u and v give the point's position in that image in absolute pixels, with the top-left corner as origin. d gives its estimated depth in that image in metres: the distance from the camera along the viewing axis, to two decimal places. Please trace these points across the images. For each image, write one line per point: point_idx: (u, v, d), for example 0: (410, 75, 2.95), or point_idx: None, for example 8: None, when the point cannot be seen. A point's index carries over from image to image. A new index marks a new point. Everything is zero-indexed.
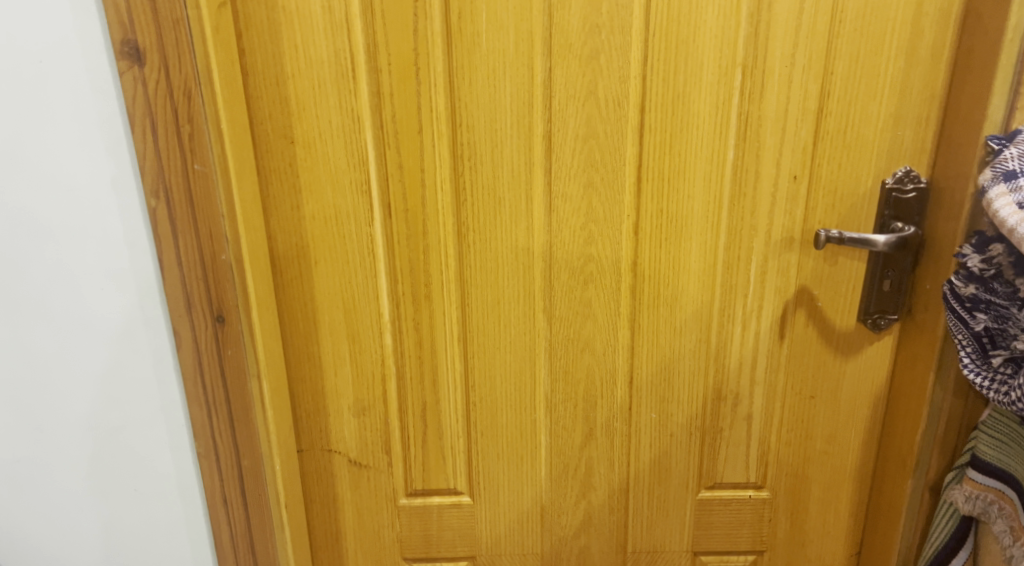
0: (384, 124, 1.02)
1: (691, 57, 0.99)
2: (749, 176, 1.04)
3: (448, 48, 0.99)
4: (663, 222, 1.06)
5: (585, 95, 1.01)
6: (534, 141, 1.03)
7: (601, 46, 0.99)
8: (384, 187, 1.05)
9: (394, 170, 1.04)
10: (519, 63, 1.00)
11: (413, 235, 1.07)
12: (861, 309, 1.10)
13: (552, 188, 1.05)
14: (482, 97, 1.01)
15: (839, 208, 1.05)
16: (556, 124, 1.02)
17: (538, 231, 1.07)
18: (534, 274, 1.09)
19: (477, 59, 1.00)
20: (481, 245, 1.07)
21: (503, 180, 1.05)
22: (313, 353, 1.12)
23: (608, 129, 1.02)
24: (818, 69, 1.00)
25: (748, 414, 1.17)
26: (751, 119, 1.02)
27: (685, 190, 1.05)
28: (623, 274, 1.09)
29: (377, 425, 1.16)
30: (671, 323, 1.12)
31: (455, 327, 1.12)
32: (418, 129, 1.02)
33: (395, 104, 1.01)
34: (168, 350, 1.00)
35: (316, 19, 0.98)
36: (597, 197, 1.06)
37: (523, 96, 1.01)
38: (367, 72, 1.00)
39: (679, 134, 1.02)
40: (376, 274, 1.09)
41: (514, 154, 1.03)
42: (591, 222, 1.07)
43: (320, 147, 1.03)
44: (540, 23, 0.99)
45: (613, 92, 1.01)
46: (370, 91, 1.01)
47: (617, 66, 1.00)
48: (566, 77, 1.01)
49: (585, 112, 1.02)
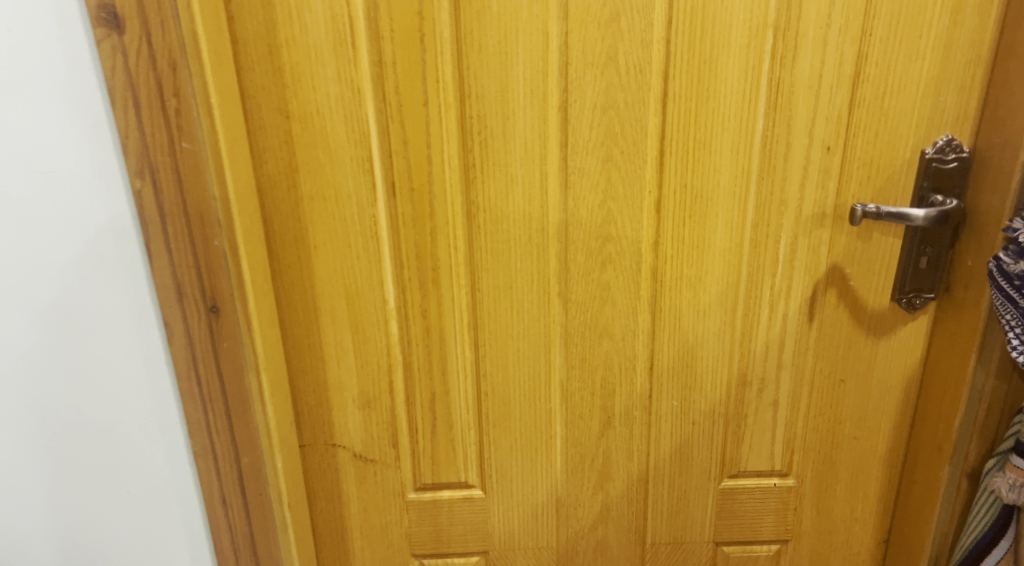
0: (387, 96, 0.94)
1: (720, 19, 0.91)
2: (779, 147, 0.97)
3: (456, 12, 0.91)
4: (686, 199, 1.00)
5: (604, 63, 0.93)
6: (548, 113, 0.96)
7: (622, 8, 0.91)
8: (387, 165, 0.97)
9: (399, 145, 0.96)
10: (532, 28, 0.92)
11: (419, 216, 1.00)
12: (895, 288, 1.03)
13: (568, 164, 0.99)
14: (493, 65, 0.93)
15: (874, 180, 0.98)
16: (573, 93, 0.95)
17: (553, 210, 1.01)
18: (548, 256, 1.03)
19: (487, 23, 0.91)
20: (492, 226, 1.01)
21: (515, 156, 0.98)
22: (314, 343, 1.06)
23: (629, 100, 0.95)
24: (856, 29, 0.92)
25: (773, 400, 1.12)
26: (782, 86, 0.94)
27: (711, 164, 0.98)
28: (643, 255, 1.03)
29: (383, 418, 1.10)
30: (694, 306, 1.06)
31: (465, 313, 1.06)
32: (424, 102, 0.94)
33: (399, 74, 0.93)
34: (158, 344, 0.93)
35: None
36: (617, 172, 0.99)
37: (538, 65, 0.93)
38: (367, 38, 0.91)
39: (705, 104, 0.95)
40: (380, 258, 1.02)
41: (528, 127, 0.96)
42: (609, 200, 1.00)
43: (317, 121, 0.95)
44: None
45: (634, 57, 0.93)
46: (371, 60, 0.92)
47: (639, 29, 0.92)
48: (583, 42, 0.92)
49: (603, 81, 0.94)
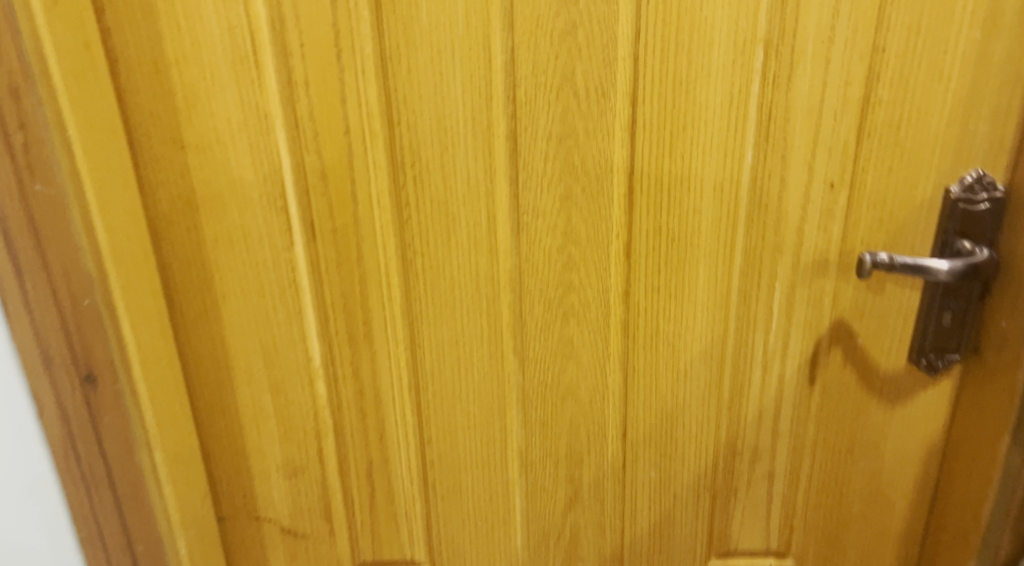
0: (300, 123, 0.79)
1: (698, 31, 0.75)
2: (772, 184, 0.80)
3: (378, 23, 0.75)
4: (660, 242, 0.84)
5: (558, 84, 0.77)
6: (494, 143, 0.80)
7: (579, 18, 0.75)
8: (304, 203, 0.82)
9: (317, 180, 0.81)
10: (471, 43, 0.76)
11: (345, 261, 0.85)
12: (914, 346, 0.86)
13: (520, 202, 0.83)
14: (425, 87, 0.78)
15: (887, 223, 0.81)
16: (522, 120, 0.79)
17: (503, 255, 0.86)
18: (499, 308, 0.88)
19: (416, 37, 0.76)
20: (433, 273, 0.86)
21: (456, 193, 0.83)
22: (229, 405, 0.91)
23: (590, 127, 0.79)
24: (867, 42, 0.75)
25: (768, 471, 0.95)
26: (776, 111, 0.77)
27: (690, 202, 0.82)
28: (612, 306, 0.88)
29: (313, 488, 0.95)
30: (673, 365, 0.90)
31: (404, 373, 0.91)
32: (345, 130, 0.79)
33: (313, 98, 0.78)
34: (25, 421, 0.77)
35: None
36: (578, 212, 0.83)
37: (479, 87, 0.78)
38: (273, 55, 0.76)
39: (682, 132, 0.78)
40: (301, 310, 0.87)
41: (470, 160, 0.81)
42: (570, 243, 0.85)
43: (217, 153, 0.79)
44: None
45: (596, 78, 0.77)
46: (279, 80, 0.77)
47: (600, 44, 0.76)
48: (533, 59, 0.76)
49: (558, 105, 0.78)
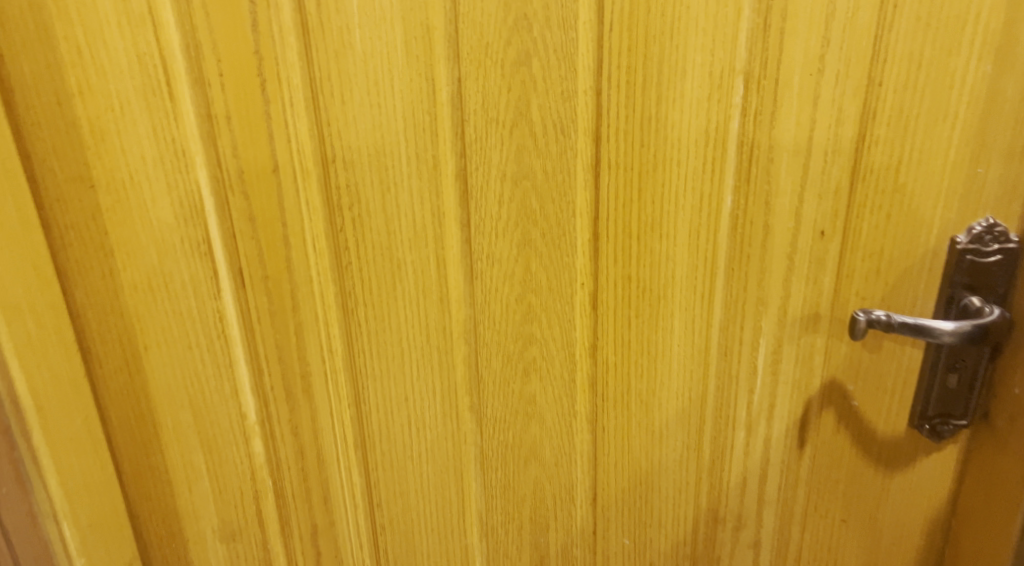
0: (224, 161, 0.70)
1: (668, 62, 0.66)
2: (755, 231, 0.71)
3: (306, 51, 0.67)
4: (631, 293, 0.75)
5: (511, 119, 0.68)
6: (442, 184, 0.72)
7: (533, 46, 0.66)
8: (232, 248, 0.74)
9: (244, 223, 0.73)
10: (412, 73, 0.67)
11: (279, 312, 0.77)
12: (915, 411, 0.76)
13: (473, 248, 0.74)
14: (362, 122, 0.69)
15: (886, 275, 0.71)
16: (473, 159, 0.70)
17: (455, 305, 0.77)
18: (453, 362, 0.79)
19: (349, 66, 0.67)
20: (378, 324, 0.78)
21: (401, 237, 0.74)
22: (157, 466, 0.81)
23: (549, 167, 0.70)
24: (861, 76, 0.65)
25: (754, 540, 0.85)
26: (757, 151, 0.68)
27: (663, 250, 0.73)
28: (579, 363, 0.79)
29: (254, 553, 0.86)
30: (647, 427, 0.81)
31: (350, 431, 0.82)
32: (273, 168, 0.71)
33: (236, 133, 0.69)
34: None
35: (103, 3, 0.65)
36: (538, 259, 0.74)
37: (423, 122, 0.69)
38: (190, 86, 0.68)
39: (651, 173, 0.70)
40: (232, 364, 0.79)
41: (415, 202, 0.72)
42: (530, 292, 0.76)
43: (131, 192, 0.71)
44: (439, 11, 0.65)
45: (554, 113, 0.68)
46: (198, 114, 0.69)
47: (558, 75, 0.67)
48: (483, 91, 0.68)
49: (512, 142, 0.69)
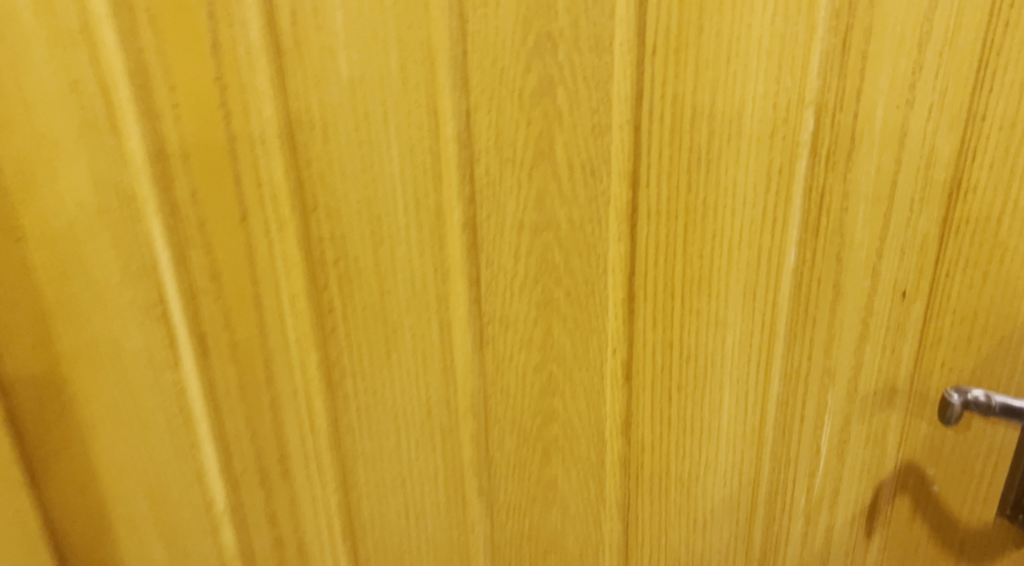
0: (180, 209, 0.58)
1: (724, 92, 0.53)
2: (823, 292, 0.59)
3: (278, 77, 0.54)
4: (672, 362, 0.63)
5: (529, 159, 0.56)
6: (447, 235, 0.59)
7: (557, 72, 0.53)
8: (192, 310, 0.62)
9: (207, 282, 0.61)
10: (408, 104, 0.55)
11: (251, 384, 0.65)
12: (1004, 498, 0.62)
13: (483, 310, 0.62)
14: (349, 162, 0.57)
15: (978, 342, 0.58)
16: (484, 206, 0.58)
17: (462, 375, 0.65)
18: (459, 441, 0.67)
19: (331, 95, 0.54)
20: (369, 396, 0.65)
21: (397, 297, 0.62)
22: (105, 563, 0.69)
23: (576, 215, 0.58)
24: (958, 108, 0.53)
25: None
26: (829, 199, 0.56)
27: (711, 313, 0.61)
28: (610, 442, 0.66)
29: None
30: (688, 516, 0.68)
31: (336, 518, 0.70)
32: (241, 218, 0.59)
33: (195, 176, 0.57)
34: None
35: (26, 20, 0.53)
36: (561, 323, 0.62)
37: (423, 162, 0.57)
38: (137, 120, 0.55)
39: (699, 224, 0.57)
40: (196, 442, 0.67)
41: (414, 256, 0.60)
42: (551, 361, 0.63)
43: (69, 245, 0.59)
44: (441, 29, 0.53)
45: (582, 153, 0.56)
46: (148, 153, 0.56)
47: (587, 107, 0.54)
48: (495, 127, 0.55)
49: (531, 187, 0.57)
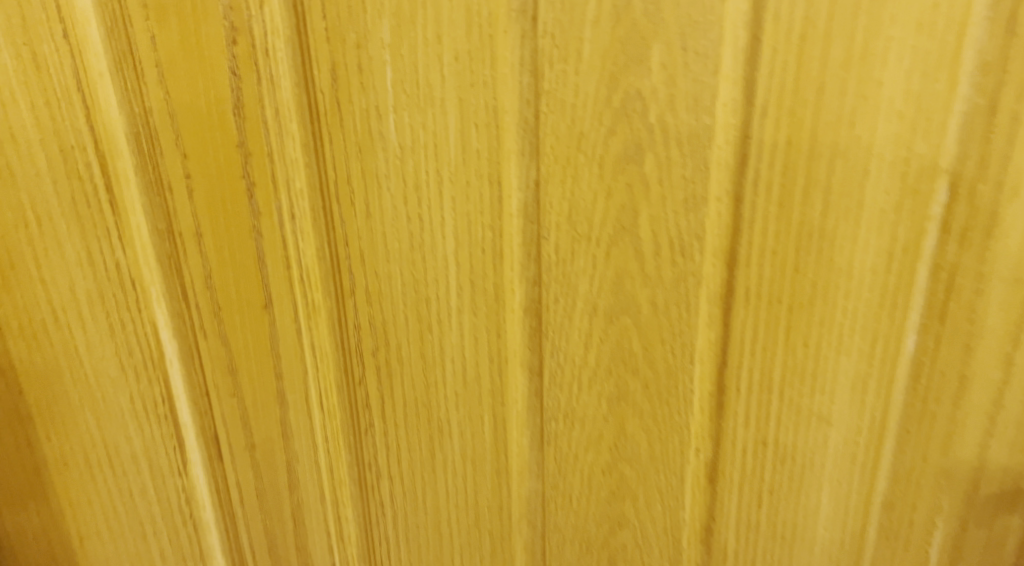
0: (191, 294, 0.49)
1: (848, 162, 0.45)
2: (946, 384, 0.50)
3: (313, 144, 0.45)
4: (764, 463, 0.54)
5: (608, 235, 0.48)
6: (506, 321, 0.50)
7: (647, 136, 0.45)
8: (203, 408, 0.53)
9: (222, 375, 0.52)
10: (468, 174, 0.46)
11: (269, 490, 0.55)
12: None
13: (545, 405, 0.53)
14: (394, 240, 0.48)
15: None
16: (551, 289, 0.49)
17: (517, 478, 0.55)
18: (511, 550, 0.58)
19: (376, 164, 0.46)
20: (408, 503, 0.56)
21: (445, 391, 0.52)
22: None
23: (660, 299, 0.49)
24: None
25: None
26: (962, 278, 0.47)
27: (813, 408, 0.52)
28: (688, 551, 0.57)
29: None
30: None
31: None
32: (263, 303, 0.49)
33: (209, 257, 0.48)
34: None
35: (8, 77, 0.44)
36: (637, 419, 0.53)
37: (482, 240, 0.48)
38: (141, 192, 0.46)
39: (805, 308, 0.49)
40: (205, 554, 0.57)
41: (467, 345, 0.51)
42: (623, 461, 0.54)
43: (58, 334, 0.50)
44: (511, 87, 0.44)
45: (672, 228, 0.47)
46: (153, 231, 0.47)
47: (680, 176, 0.46)
48: (570, 199, 0.47)
49: (609, 267, 0.49)
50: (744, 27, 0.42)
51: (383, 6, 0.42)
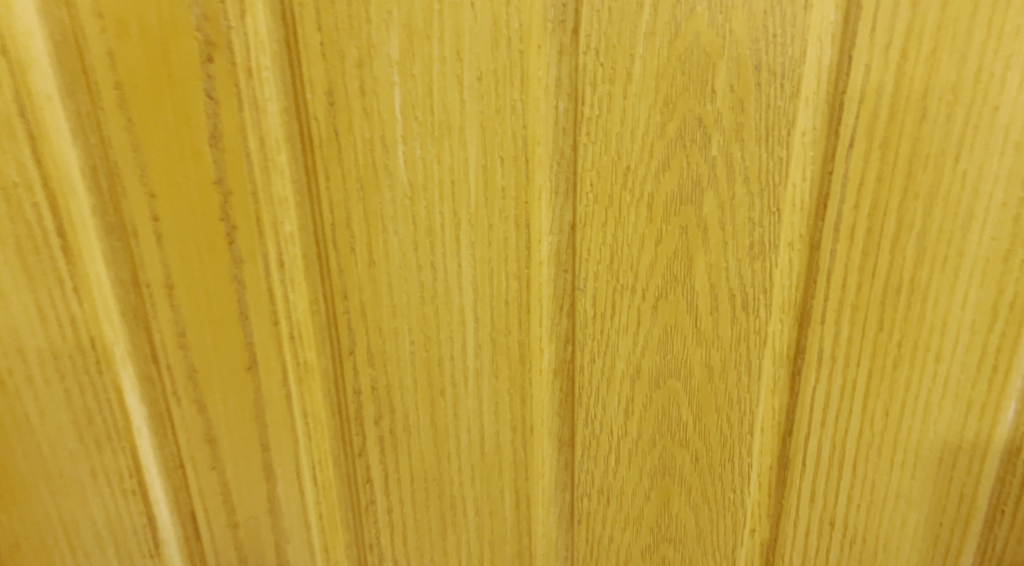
0: (162, 353, 0.41)
1: (949, 204, 0.37)
2: None
3: (306, 181, 0.38)
4: (830, 547, 0.44)
5: (655, 286, 0.40)
6: (533, 386, 0.43)
7: (708, 171, 0.38)
8: (177, 483, 0.44)
9: (199, 446, 0.44)
10: (490, 216, 0.39)
11: None
12: None
13: (577, 479, 0.45)
14: (402, 292, 0.40)
15: None
16: (587, 348, 0.42)
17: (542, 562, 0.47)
18: None
19: (381, 203, 0.38)
20: None
21: (458, 464, 0.44)
22: None
23: (717, 360, 0.42)
24: None
25: None
26: None
27: (893, 487, 0.42)
28: None
29: None
30: None
31: None
32: (246, 364, 0.42)
33: (183, 311, 0.40)
34: None
35: None
36: (685, 496, 0.44)
37: (507, 293, 0.40)
38: (100, 236, 0.39)
39: (887, 372, 0.41)
40: None
41: (486, 413, 0.43)
42: (667, 544, 0.45)
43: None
44: (545, 115, 0.37)
45: (735, 279, 0.40)
46: (115, 281, 0.39)
47: (745, 218, 0.38)
48: (612, 245, 0.39)
49: (656, 324, 0.41)
50: (831, 44, 0.35)
51: (391, 16, 0.35)
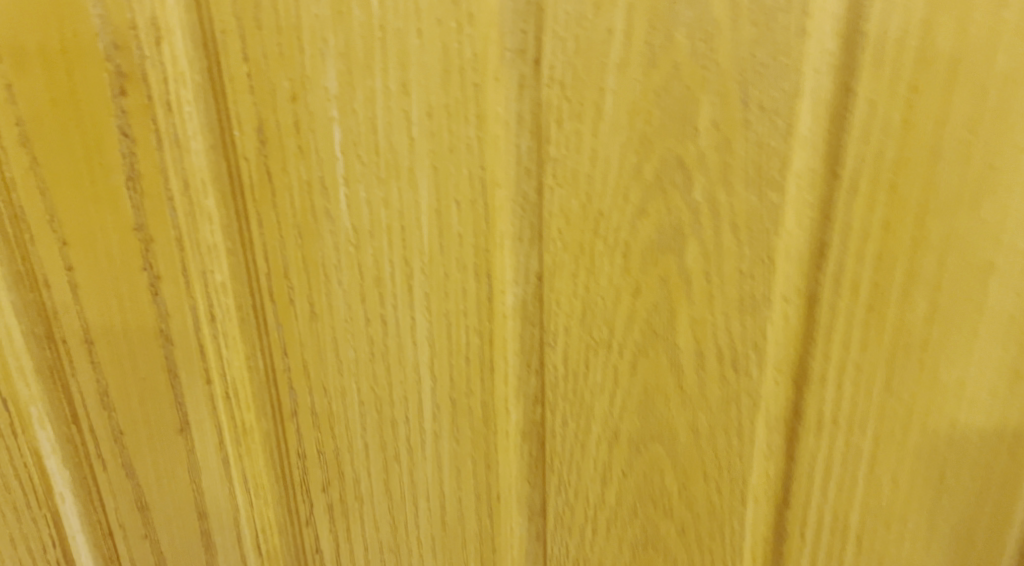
0: (81, 415, 0.39)
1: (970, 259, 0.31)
2: None
3: (239, 224, 0.35)
4: None
5: (633, 343, 0.35)
6: (498, 450, 0.38)
7: (690, 216, 0.33)
8: (106, 553, 0.43)
9: (134, 510, 0.41)
10: (446, 264, 0.35)
11: None
12: None
13: (549, 550, 0.40)
14: (349, 346, 0.36)
15: None
16: (558, 409, 0.37)
17: None
18: None
19: (322, 251, 0.35)
20: None
21: (418, 533, 0.40)
22: None
23: (703, 426, 0.36)
24: None
25: None
26: None
27: None
28: None
29: None
30: None
31: None
32: (179, 425, 0.39)
33: (104, 369, 0.38)
34: None
35: None
36: None
37: (466, 348, 0.36)
38: (30, 289, 0.37)
39: (897, 447, 0.35)
40: None
41: (447, 479, 0.39)
42: None
43: None
44: (504, 153, 0.33)
45: (721, 338, 0.35)
46: (46, 334, 0.38)
47: (734, 270, 0.34)
48: (584, 298, 0.35)
49: (635, 384, 0.36)
50: (831, 75, 0.30)
51: (327, 46, 0.31)
